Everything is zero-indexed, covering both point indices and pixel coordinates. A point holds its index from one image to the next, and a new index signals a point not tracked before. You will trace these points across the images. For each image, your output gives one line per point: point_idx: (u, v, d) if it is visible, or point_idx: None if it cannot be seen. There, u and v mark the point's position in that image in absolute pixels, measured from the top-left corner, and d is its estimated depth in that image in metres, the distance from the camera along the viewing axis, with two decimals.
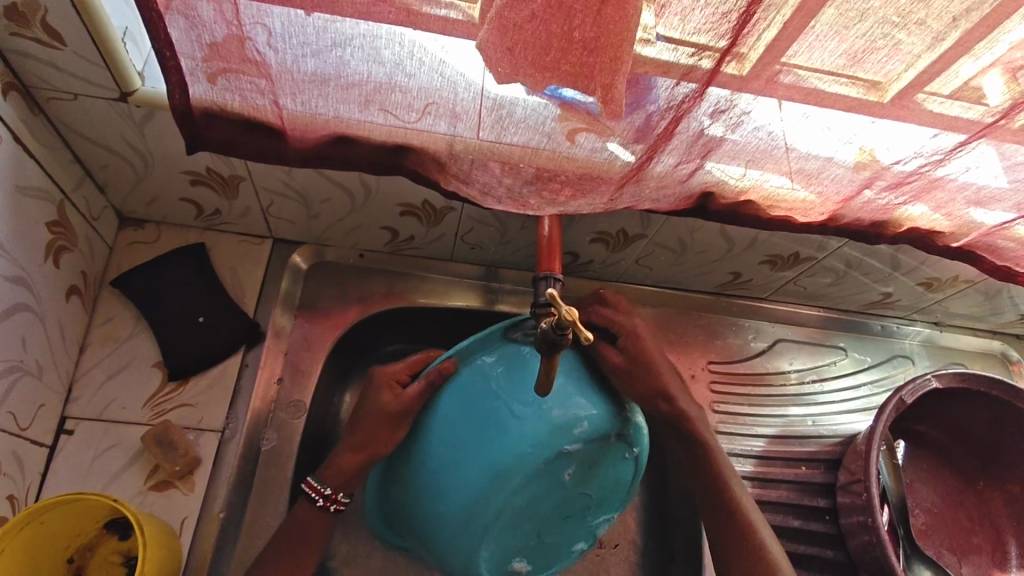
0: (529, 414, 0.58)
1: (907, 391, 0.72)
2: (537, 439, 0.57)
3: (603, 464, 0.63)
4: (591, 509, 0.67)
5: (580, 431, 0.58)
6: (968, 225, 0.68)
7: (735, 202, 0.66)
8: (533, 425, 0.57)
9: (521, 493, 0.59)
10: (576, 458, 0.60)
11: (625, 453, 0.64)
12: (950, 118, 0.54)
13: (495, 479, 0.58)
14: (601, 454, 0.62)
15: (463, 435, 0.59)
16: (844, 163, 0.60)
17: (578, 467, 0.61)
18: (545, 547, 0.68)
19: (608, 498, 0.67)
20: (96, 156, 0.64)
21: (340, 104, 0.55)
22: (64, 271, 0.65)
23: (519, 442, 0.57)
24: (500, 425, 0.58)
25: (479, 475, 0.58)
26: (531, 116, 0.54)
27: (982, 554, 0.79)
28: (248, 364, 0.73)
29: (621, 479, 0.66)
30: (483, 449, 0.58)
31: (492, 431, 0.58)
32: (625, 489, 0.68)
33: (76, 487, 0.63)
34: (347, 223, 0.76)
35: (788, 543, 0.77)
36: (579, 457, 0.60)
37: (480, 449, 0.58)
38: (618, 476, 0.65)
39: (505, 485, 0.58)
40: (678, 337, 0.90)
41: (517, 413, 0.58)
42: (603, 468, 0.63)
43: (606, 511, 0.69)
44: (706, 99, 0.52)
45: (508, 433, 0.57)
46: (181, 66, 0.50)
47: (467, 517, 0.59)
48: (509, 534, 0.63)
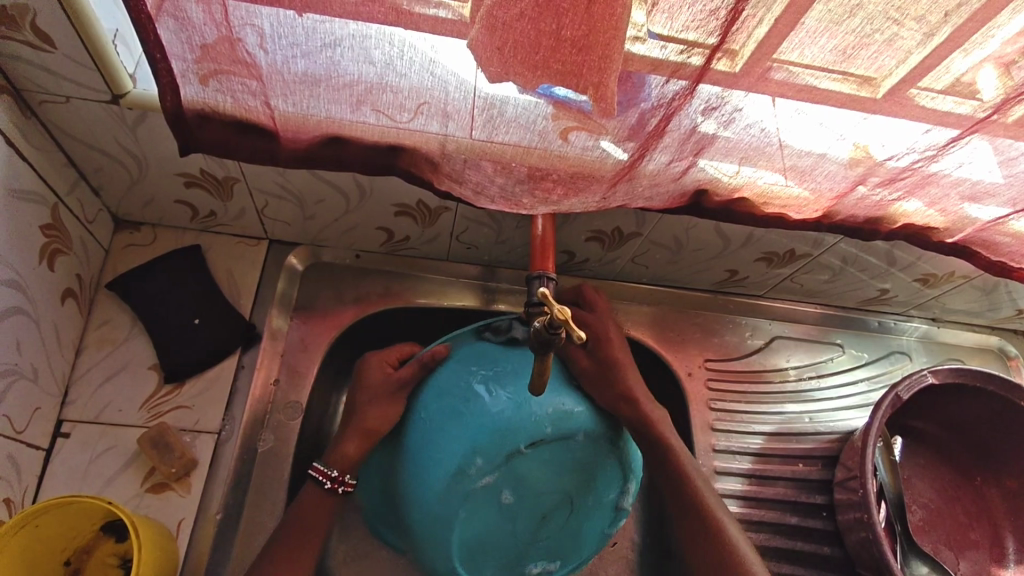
0: (434, 457, 0.60)
1: (903, 386, 0.73)
2: (447, 477, 0.60)
3: (545, 469, 0.62)
4: (584, 502, 0.66)
5: (480, 455, 0.59)
6: (963, 221, 0.68)
7: (728, 199, 0.66)
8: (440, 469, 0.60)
9: (467, 523, 0.62)
10: (499, 475, 0.61)
11: (561, 448, 0.62)
12: (943, 113, 0.54)
13: (433, 523, 0.61)
14: (532, 462, 0.61)
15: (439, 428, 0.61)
16: (838, 159, 0.60)
17: (511, 485, 0.62)
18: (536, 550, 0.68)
19: (589, 487, 0.66)
20: (90, 159, 0.64)
21: (332, 105, 0.55)
22: (59, 275, 0.65)
23: (434, 486, 0.60)
24: (418, 469, 0.61)
25: (420, 522, 0.62)
26: (522, 115, 0.54)
27: (980, 550, 0.79)
28: (245, 365, 0.73)
29: (584, 464, 0.64)
30: (415, 485, 0.62)
31: (415, 482, 0.62)
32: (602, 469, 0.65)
33: (73, 490, 0.63)
34: (342, 224, 0.76)
35: (787, 541, 0.76)
36: (504, 474, 0.61)
37: (410, 494, 0.62)
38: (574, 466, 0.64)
39: (442, 526, 0.61)
40: (675, 335, 0.90)
41: (426, 455, 0.61)
42: (550, 473, 0.63)
43: (604, 489, 0.67)
44: (697, 96, 0.52)
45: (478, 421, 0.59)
46: (172, 68, 0.51)
47: (439, 508, 0.61)
48: (494, 547, 0.66)
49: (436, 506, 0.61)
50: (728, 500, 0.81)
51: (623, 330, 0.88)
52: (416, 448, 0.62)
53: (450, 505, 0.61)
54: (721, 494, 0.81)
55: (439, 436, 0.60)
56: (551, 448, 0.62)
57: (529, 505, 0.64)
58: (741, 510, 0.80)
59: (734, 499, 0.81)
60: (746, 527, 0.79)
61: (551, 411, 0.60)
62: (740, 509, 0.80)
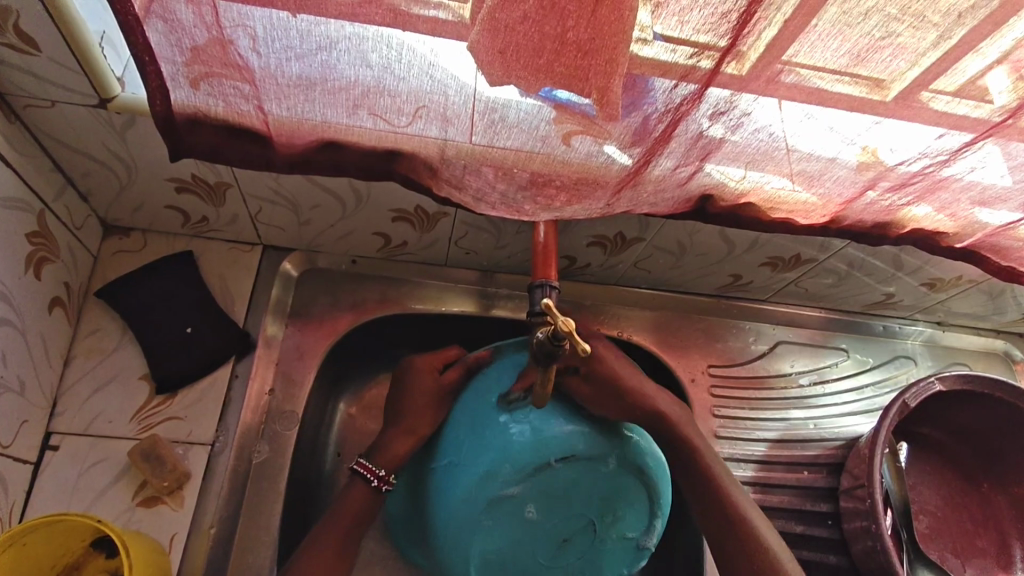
0: (467, 461, 0.60)
1: (911, 394, 0.71)
2: (477, 485, 0.59)
3: (573, 486, 0.62)
4: (606, 531, 0.66)
5: (510, 465, 0.59)
6: (973, 226, 0.67)
7: (734, 204, 0.64)
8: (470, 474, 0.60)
9: (488, 534, 0.62)
10: (525, 489, 0.60)
11: (587, 472, 0.62)
12: (956, 117, 0.52)
13: (455, 525, 0.61)
14: (562, 476, 0.61)
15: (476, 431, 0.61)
16: (847, 164, 0.58)
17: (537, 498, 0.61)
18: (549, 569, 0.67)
19: (613, 516, 0.65)
20: (78, 164, 0.62)
21: (327, 109, 0.53)
22: (47, 283, 0.63)
23: (462, 489, 0.60)
24: (448, 470, 0.62)
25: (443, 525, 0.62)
26: (525, 120, 0.52)
27: (988, 557, 0.78)
28: (239, 375, 0.71)
29: (611, 490, 0.64)
30: (443, 489, 0.62)
31: (444, 482, 0.62)
32: (626, 500, 0.65)
33: (61, 504, 0.61)
34: (338, 230, 0.74)
35: (792, 550, 0.75)
36: (530, 488, 0.60)
37: (437, 497, 0.62)
38: (600, 491, 0.63)
39: (464, 530, 0.61)
40: (678, 340, 0.89)
41: (458, 456, 0.61)
42: (575, 491, 0.62)
43: (627, 522, 0.66)
44: (705, 100, 0.51)
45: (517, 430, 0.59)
46: (161, 72, 0.49)
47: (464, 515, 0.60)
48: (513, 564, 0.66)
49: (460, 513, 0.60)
50: None
51: (625, 335, 0.87)
52: (450, 452, 0.63)
53: (473, 512, 0.60)
54: None
55: (474, 441, 0.61)
56: (580, 469, 0.61)
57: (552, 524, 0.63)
58: None
59: None
60: None
61: (581, 431, 0.60)
62: None
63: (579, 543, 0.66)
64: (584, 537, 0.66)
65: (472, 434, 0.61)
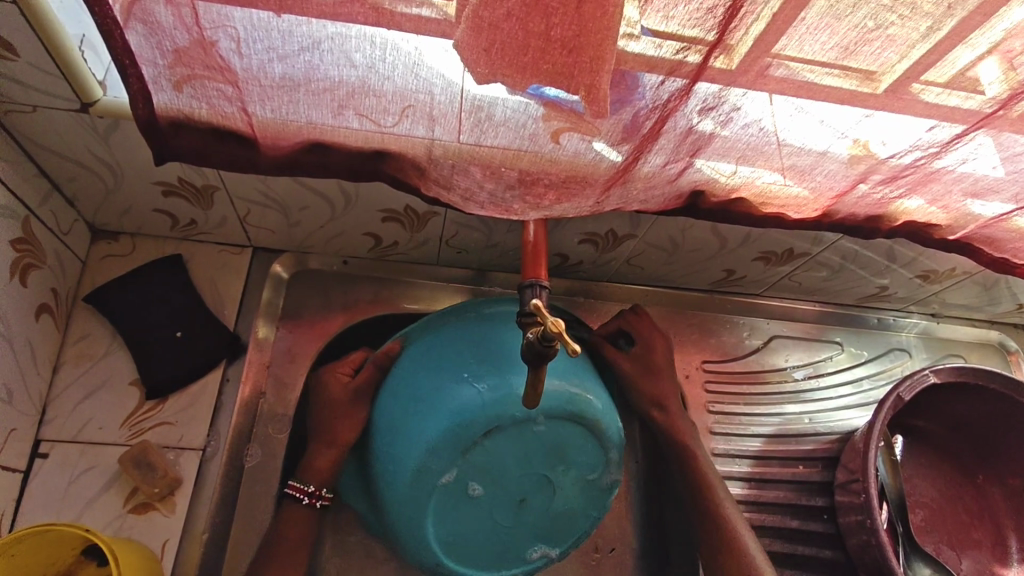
0: (396, 460, 0.59)
1: (905, 387, 0.71)
2: (411, 479, 0.59)
3: (510, 453, 0.60)
4: (568, 487, 0.64)
5: (433, 452, 0.58)
6: (965, 217, 0.66)
7: (726, 200, 0.64)
8: (401, 471, 0.59)
9: (444, 517, 0.61)
10: (460, 468, 0.59)
11: (521, 431, 0.59)
12: (947, 108, 0.52)
13: (405, 519, 0.61)
14: (495, 446, 0.59)
15: (406, 419, 0.60)
16: (838, 157, 0.58)
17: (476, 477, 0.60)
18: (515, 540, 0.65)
19: (566, 466, 0.62)
20: (62, 169, 0.61)
21: (312, 110, 0.52)
22: (33, 290, 0.62)
23: (400, 489, 0.59)
24: (384, 473, 0.61)
25: (395, 514, 0.61)
26: (512, 118, 0.52)
27: (983, 549, 0.78)
28: (230, 378, 0.71)
29: (553, 442, 0.61)
30: (386, 480, 0.61)
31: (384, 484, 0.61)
32: (576, 446, 0.62)
33: (51, 512, 0.61)
34: (328, 231, 0.73)
35: (788, 545, 0.75)
36: (465, 464, 0.59)
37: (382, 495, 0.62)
38: (544, 442, 0.60)
39: (418, 522, 0.61)
40: (672, 337, 0.89)
41: (392, 448, 0.60)
42: (518, 455, 0.60)
43: (585, 466, 0.63)
44: (693, 96, 0.50)
45: (439, 408, 0.58)
46: (143, 74, 0.48)
47: (408, 504, 0.60)
48: (479, 542, 0.64)
49: (406, 504, 0.60)
50: None
51: None
52: (381, 456, 0.62)
53: (419, 502, 0.60)
54: None
55: (399, 439, 0.60)
56: (511, 432, 0.59)
57: (504, 497, 0.62)
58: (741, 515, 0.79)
59: (734, 504, 0.80)
60: None
61: (508, 393, 0.57)
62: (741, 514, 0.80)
63: (540, 505, 0.64)
64: (541, 500, 0.63)
65: (399, 424, 0.61)
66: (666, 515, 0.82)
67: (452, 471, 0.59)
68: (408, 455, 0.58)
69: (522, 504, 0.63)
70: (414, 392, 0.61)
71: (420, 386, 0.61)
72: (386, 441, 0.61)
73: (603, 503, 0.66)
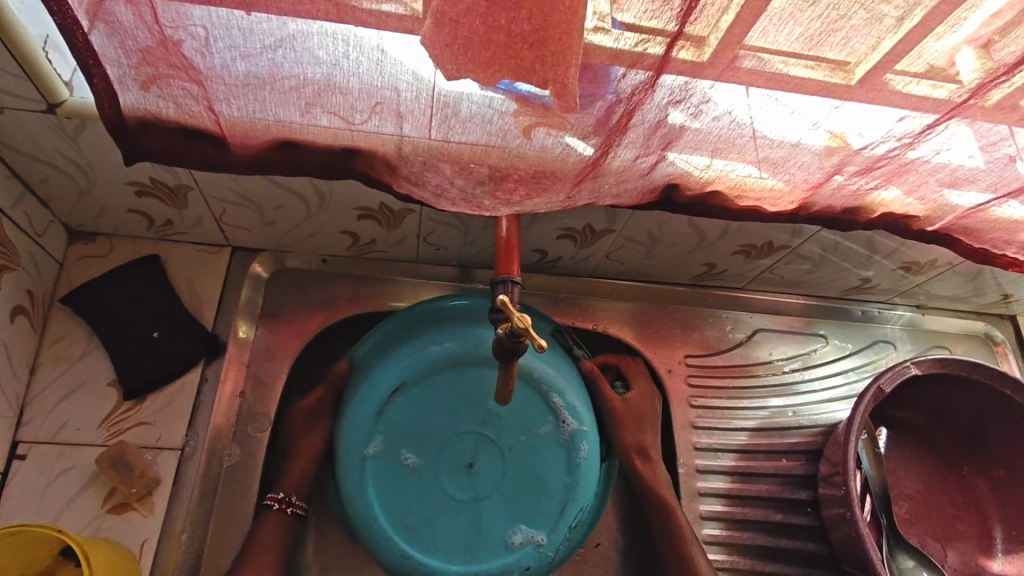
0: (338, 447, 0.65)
1: (886, 379, 0.71)
2: (351, 455, 0.64)
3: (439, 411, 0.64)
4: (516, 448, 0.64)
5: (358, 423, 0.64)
6: (943, 208, 0.66)
7: (700, 193, 0.63)
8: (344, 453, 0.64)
9: (400, 502, 0.63)
10: (387, 437, 0.63)
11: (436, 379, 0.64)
12: (917, 98, 0.52)
13: (359, 503, 0.63)
14: (418, 407, 0.64)
15: (345, 404, 0.66)
16: (812, 148, 0.58)
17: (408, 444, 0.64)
18: (480, 517, 0.64)
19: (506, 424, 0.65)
20: (34, 171, 0.61)
21: (280, 108, 0.52)
22: (8, 291, 0.62)
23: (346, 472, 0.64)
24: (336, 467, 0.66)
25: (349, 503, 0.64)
26: (478, 113, 0.52)
27: (968, 540, 0.78)
28: (209, 378, 0.71)
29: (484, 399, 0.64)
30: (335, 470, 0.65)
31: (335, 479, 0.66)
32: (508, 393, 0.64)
33: (29, 513, 0.61)
34: (306, 229, 0.73)
35: (771, 538, 0.76)
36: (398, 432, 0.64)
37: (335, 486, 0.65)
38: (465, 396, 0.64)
39: (371, 506, 0.63)
40: (655, 331, 0.88)
41: (336, 434, 0.66)
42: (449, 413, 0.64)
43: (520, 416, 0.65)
44: (659, 88, 0.50)
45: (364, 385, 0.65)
46: (107, 74, 0.48)
47: (354, 485, 0.63)
48: (448, 527, 0.64)
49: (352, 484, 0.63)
50: (709, 499, 0.80)
51: (601, 328, 0.86)
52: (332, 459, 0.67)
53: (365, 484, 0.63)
54: (702, 493, 0.81)
55: (339, 430, 0.66)
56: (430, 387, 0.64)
57: (449, 464, 0.64)
58: (723, 509, 0.80)
59: (716, 497, 0.80)
60: (729, 525, 0.79)
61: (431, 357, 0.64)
62: (723, 508, 0.80)
63: (493, 470, 0.65)
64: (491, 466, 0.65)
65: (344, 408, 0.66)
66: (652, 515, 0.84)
67: (385, 441, 0.63)
68: (342, 433, 0.65)
69: (472, 470, 0.64)
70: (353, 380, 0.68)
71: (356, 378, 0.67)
72: (335, 436, 0.67)
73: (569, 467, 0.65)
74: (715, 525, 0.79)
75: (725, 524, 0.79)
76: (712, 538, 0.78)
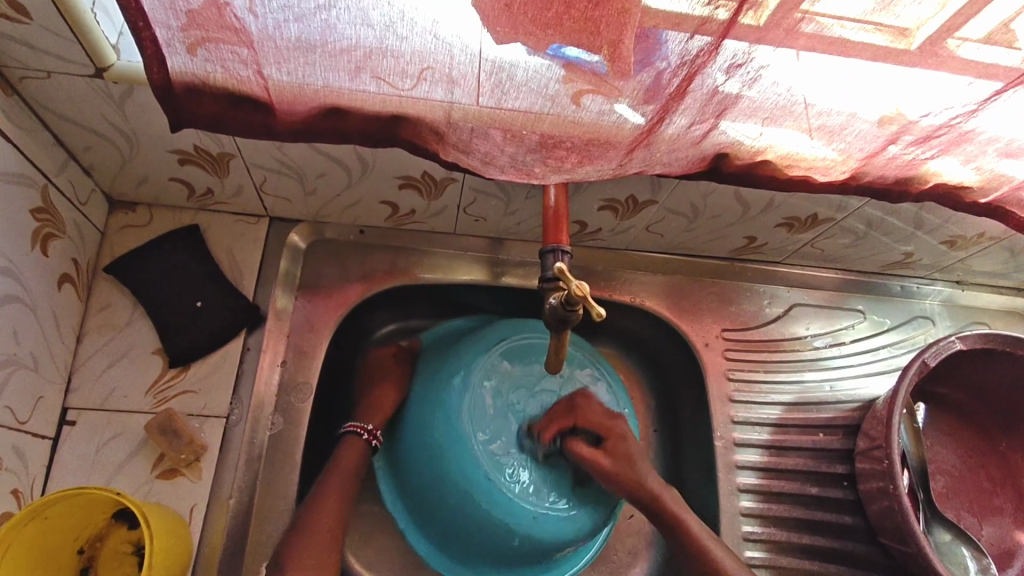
0: (428, 410, 0.73)
1: (930, 353, 0.69)
2: (445, 414, 0.71)
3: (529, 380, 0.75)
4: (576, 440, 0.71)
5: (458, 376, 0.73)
6: (998, 179, 0.64)
7: (750, 163, 0.62)
8: (439, 413, 0.71)
9: (495, 464, 0.69)
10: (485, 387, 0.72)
11: (517, 360, 0.75)
12: (984, 64, 0.50)
13: (455, 454, 0.69)
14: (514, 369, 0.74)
15: (433, 373, 0.76)
16: (870, 117, 0.56)
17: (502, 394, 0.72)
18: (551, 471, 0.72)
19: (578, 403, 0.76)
20: (79, 138, 0.61)
21: (329, 73, 0.51)
22: (54, 259, 0.62)
23: (438, 437, 0.70)
24: (424, 431, 0.72)
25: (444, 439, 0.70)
26: (532, 79, 0.50)
27: (1004, 515, 0.78)
28: (251, 347, 0.71)
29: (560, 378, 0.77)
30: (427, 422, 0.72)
31: (424, 440, 0.72)
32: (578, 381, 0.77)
33: (82, 477, 0.62)
34: (345, 199, 0.73)
35: (807, 511, 0.77)
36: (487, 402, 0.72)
37: (423, 439, 0.72)
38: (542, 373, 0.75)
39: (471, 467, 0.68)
40: (692, 305, 0.88)
41: (431, 396, 0.74)
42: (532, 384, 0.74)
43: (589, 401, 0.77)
44: (721, 53, 0.48)
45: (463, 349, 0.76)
46: (157, 37, 0.47)
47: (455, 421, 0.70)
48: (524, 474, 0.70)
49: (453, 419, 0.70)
50: (745, 472, 0.80)
51: (637, 301, 0.86)
52: (409, 440, 0.74)
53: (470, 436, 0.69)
54: (739, 465, 0.81)
55: (426, 401, 0.74)
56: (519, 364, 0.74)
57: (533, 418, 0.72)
58: (760, 481, 0.80)
59: (753, 470, 0.81)
60: (765, 498, 0.79)
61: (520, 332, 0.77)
62: (759, 480, 0.80)
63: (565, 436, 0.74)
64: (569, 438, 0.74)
65: (431, 377, 0.76)
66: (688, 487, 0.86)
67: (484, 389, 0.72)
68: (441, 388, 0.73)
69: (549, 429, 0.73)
70: (435, 361, 0.78)
71: (433, 369, 0.77)
72: (421, 404, 0.74)
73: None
74: (750, 497, 0.79)
75: (761, 496, 0.79)
76: (747, 510, 0.79)
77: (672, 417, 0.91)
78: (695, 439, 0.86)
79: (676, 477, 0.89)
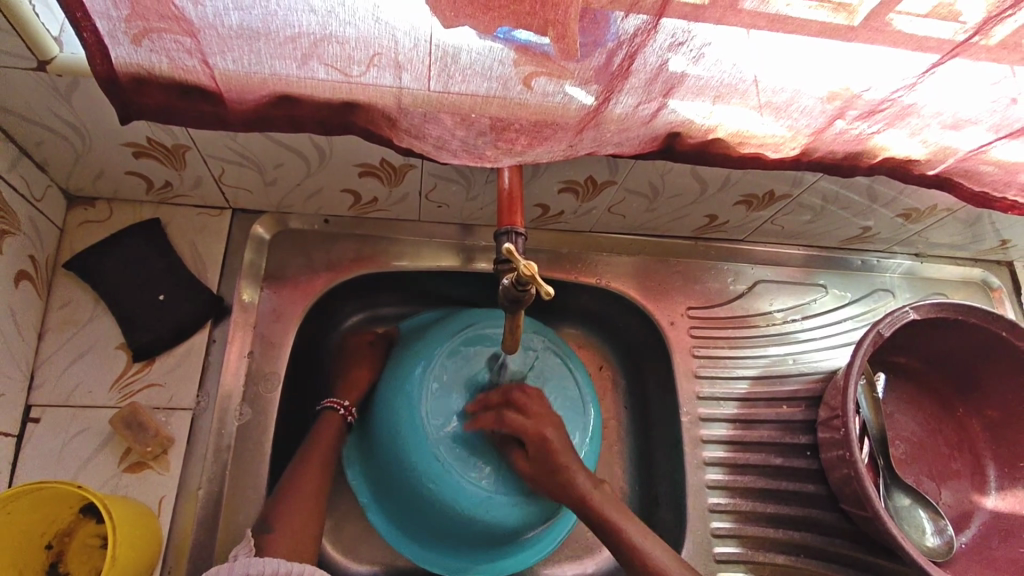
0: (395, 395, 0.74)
1: (884, 323, 0.71)
2: (409, 398, 0.72)
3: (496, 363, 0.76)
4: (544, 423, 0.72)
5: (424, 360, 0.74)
6: (944, 151, 0.66)
7: (703, 141, 0.63)
8: (399, 396, 0.73)
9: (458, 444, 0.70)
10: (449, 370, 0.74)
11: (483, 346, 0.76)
12: (919, 38, 0.51)
13: (418, 435, 0.70)
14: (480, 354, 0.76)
15: (401, 359, 0.77)
16: (814, 94, 0.57)
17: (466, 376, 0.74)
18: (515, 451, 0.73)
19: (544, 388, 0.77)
20: (29, 133, 0.60)
21: (276, 61, 0.51)
22: (10, 257, 0.62)
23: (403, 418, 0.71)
24: (387, 413, 0.73)
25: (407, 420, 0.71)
26: (478, 62, 0.51)
27: (962, 479, 0.80)
28: (216, 339, 0.72)
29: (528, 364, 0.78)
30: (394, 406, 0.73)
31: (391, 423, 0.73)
32: (544, 367, 0.79)
33: (48, 473, 0.62)
34: (306, 188, 0.73)
35: (770, 481, 0.79)
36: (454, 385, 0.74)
37: (389, 423, 0.73)
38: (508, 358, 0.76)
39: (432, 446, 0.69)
40: (658, 284, 0.89)
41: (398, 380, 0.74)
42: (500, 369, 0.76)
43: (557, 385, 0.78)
44: (660, 32, 0.49)
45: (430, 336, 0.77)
46: (97, 28, 0.47)
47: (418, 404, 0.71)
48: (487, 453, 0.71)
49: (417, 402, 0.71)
50: (711, 446, 0.83)
51: (602, 282, 0.87)
52: (378, 424, 0.75)
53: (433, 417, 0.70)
54: (705, 440, 0.83)
55: (394, 385, 0.74)
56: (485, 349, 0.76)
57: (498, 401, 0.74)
58: (725, 454, 0.82)
59: (718, 444, 0.83)
60: (731, 471, 0.81)
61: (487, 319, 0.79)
62: (725, 454, 0.82)
63: None
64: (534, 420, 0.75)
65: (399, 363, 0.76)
66: (658, 464, 0.88)
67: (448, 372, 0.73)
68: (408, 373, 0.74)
69: None
70: (404, 347, 0.79)
71: (402, 356, 0.77)
72: (389, 389, 0.75)
73: (582, 417, 0.78)
74: (717, 470, 0.81)
75: (727, 469, 0.81)
76: (713, 483, 0.81)
77: (642, 396, 0.93)
78: (663, 416, 0.88)
79: (647, 455, 0.90)
